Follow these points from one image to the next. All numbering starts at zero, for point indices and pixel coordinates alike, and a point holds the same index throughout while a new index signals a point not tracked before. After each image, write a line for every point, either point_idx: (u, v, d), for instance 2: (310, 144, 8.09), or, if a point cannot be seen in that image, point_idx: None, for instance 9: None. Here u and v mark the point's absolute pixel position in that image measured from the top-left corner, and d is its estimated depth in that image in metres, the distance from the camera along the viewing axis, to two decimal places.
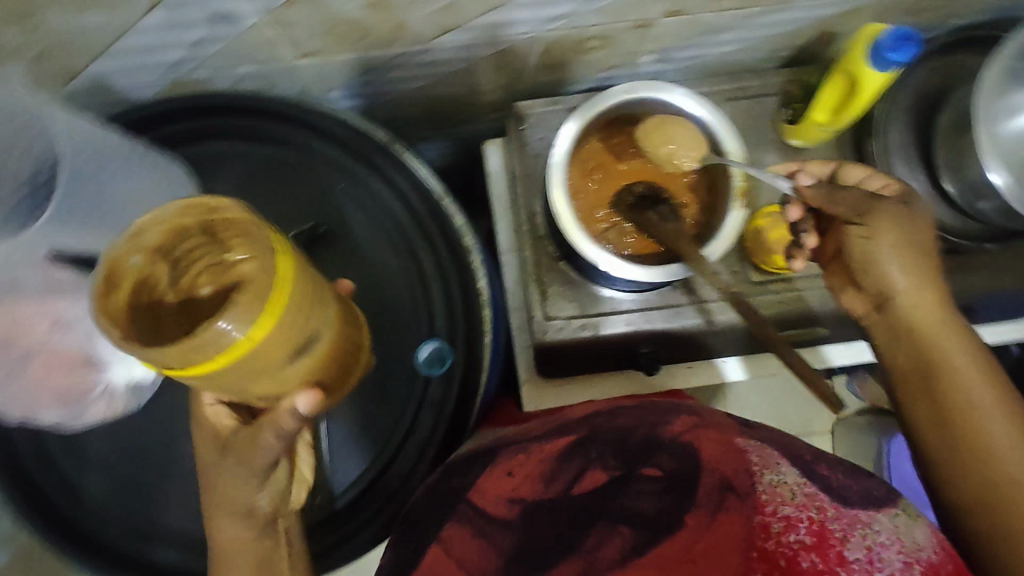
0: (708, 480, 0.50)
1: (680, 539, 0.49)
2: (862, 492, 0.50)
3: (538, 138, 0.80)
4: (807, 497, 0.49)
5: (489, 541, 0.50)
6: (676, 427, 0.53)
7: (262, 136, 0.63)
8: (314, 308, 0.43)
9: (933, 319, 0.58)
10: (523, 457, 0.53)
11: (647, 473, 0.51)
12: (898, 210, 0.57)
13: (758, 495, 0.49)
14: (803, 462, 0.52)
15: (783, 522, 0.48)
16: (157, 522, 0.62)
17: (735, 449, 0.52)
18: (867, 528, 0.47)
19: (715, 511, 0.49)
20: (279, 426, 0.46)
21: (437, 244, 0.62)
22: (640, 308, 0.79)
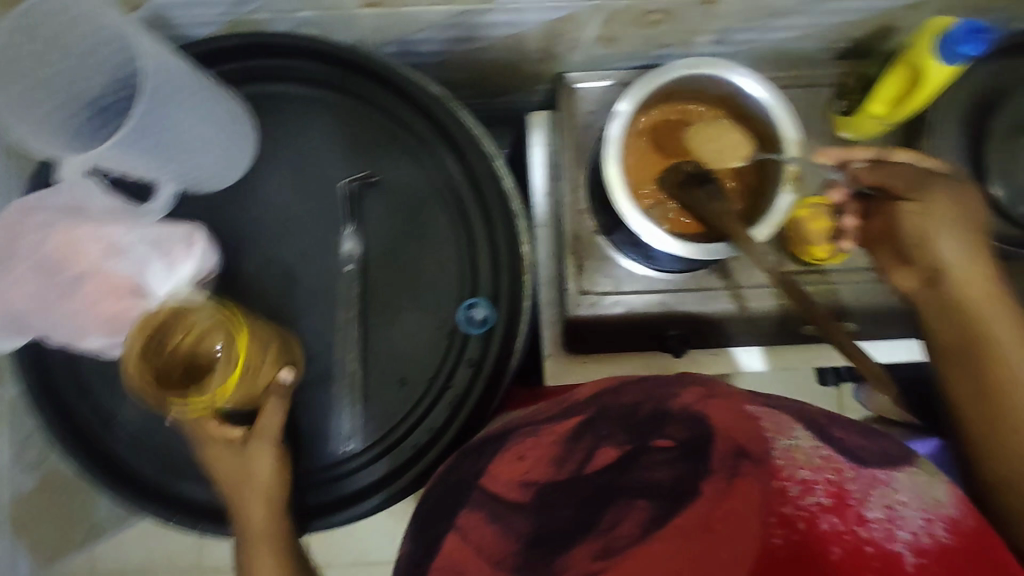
0: (723, 448, 0.44)
1: (700, 507, 0.43)
2: (878, 452, 0.47)
3: (592, 110, 0.85)
4: (825, 460, 0.44)
5: (506, 525, 0.46)
6: (687, 398, 0.49)
7: (325, 82, 0.66)
8: (265, 334, 0.59)
9: (982, 294, 0.56)
10: (533, 439, 0.49)
11: (658, 443, 0.46)
12: (952, 189, 0.59)
13: (775, 459, 0.43)
14: (816, 425, 0.48)
15: (801, 486, 0.42)
16: (189, 457, 0.65)
17: (746, 419, 0.46)
18: (886, 487, 0.43)
19: (732, 477, 0.43)
20: (276, 397, 0.60)
21: (489, 206, 0.65)
22: (674, 290, 0.84)
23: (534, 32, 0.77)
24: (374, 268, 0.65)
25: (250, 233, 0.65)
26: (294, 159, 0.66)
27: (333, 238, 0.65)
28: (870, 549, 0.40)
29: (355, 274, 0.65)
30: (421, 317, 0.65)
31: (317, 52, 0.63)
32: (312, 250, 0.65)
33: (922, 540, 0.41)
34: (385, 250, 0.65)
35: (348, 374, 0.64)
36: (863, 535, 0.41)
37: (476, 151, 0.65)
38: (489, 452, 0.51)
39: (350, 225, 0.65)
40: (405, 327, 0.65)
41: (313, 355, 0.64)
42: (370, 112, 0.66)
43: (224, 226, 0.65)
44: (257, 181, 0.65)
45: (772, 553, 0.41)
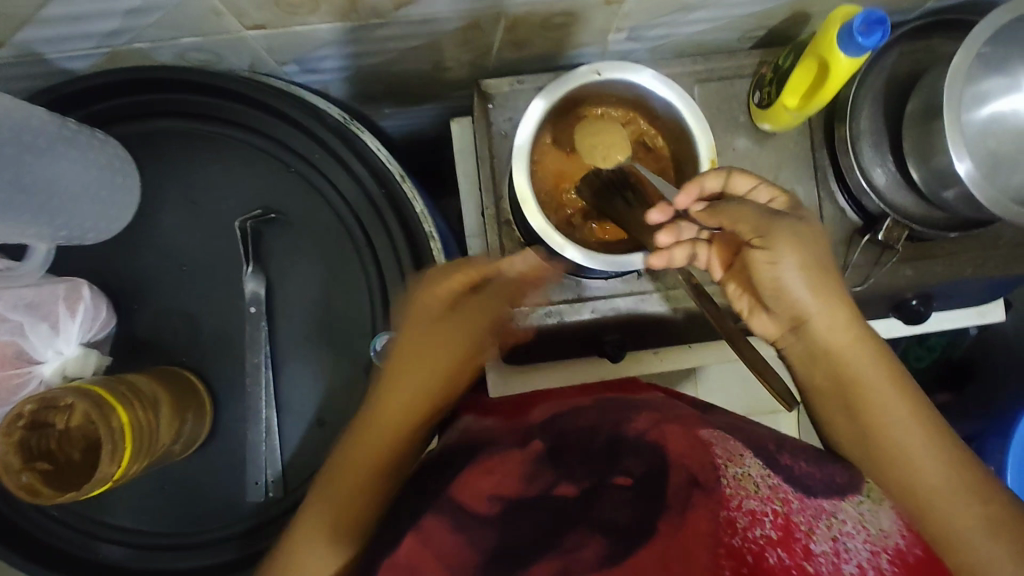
0: (677, 481, 0.49)
1: (655, 545, 0.45)
2: (825, 483, 0.51)
3: (504, 119, 0.79)
4: (770, 491, 0.48)
5: (468, 537, 0.47)
6: (640, 425, 0.57)
7: (211, 114, 0.62)
8: (146, 387, 0.54)
9: (845, 341, 0.58)
10: (495, 457, 0.53)
11: (617, 482, 0.50)
12: (796, 228, 0.56)
13: (724, 489, 0.48)
14: (765, 453, 0.52)
15: (748, 517, 0.47)
16: (103, 518, 0.62)
17: (699, 447, 0.52)
18: (831, 518, 0.47)
19: (684, 510, 0.47)
20: (183, 429, 0.57)
21: (394, 233, 0.63)
22: (606, 294, 0.81)
23: (439, 42, 0.73)
24: (281, 307, 0.63)
25: (152, 281, 0.62)
26: (190, 200, 0.63)
27: (236, 279, 0.63)
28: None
29: (258, 316, 0.61)
30: (336, 352, 0.63)
31: (203, 85, 0.60)
32: (216, 293, 0.63)
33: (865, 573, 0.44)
34: (291, 287, 0.63)
35: (258, 420, 0.61)
36: (808, 568, 0.45)
37: (377, 176, 0.63)
38: (455, 464, 0.53)
39: (250, 265, 0.61)
40: (320, 364, 0.63)
41: (226, 403, 0.62)
42: (262, 143, 0.63)
43: (122, 276, 0.62)
44: (153, 225, 0.63)
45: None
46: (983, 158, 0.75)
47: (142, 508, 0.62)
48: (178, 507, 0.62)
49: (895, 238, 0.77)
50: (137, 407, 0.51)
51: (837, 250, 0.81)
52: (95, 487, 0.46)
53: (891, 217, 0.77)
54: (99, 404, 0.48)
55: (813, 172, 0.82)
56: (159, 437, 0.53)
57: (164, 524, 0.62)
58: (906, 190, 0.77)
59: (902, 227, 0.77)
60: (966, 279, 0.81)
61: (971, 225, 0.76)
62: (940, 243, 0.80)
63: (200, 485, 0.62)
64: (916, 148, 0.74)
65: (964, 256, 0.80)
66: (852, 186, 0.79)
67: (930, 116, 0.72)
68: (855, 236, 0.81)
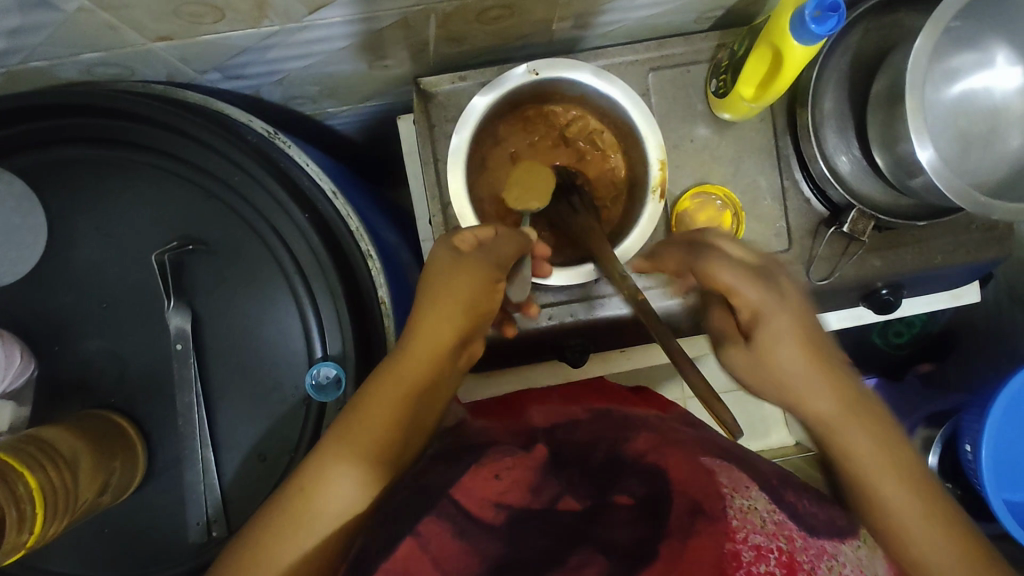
0: (680, 504, 0.44)
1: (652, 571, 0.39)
2: (828, 522, 0.45)
3: (447, 120, 0.74)
4: (776, 527, 0.41)
5: (471, 546, 0.43)
6: (639, 445, 0.56)
7: (117, 137, 0.58)
8: (62, 445, 0.50)
9: (803, 381, 0.50)
10: (511, 462, 0.52)
11: (621, 503, 0.47)
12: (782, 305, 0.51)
13: (730, 520, 0.41)
14: (769, 488, 0.48)
15: (753, 551, 0.39)
16: (44, 566, 0.60)
17: (702, 471, 0.48)
18: (833, 560, 0.40)
19: (687, 538, 0.40)
20: (111, 476, 0.54)
21: (323, 258, 0.59)
22: (563, 300, 0.77)
23: (370, 41, 0.68)
24: (211, 341, 0.60)
25: (70, 322, 0.58)
26: (104, 231, 0.59)
27: (159, 315, 0.59)
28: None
29: (185, 352, 0.58)
30: (273, 384, 0.60)
31: (111, 108, 0.56)
32: (139, 331, 0.59)
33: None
34: (218, 319, 0.59)
35: (194, 459, 0.59)
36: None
37: (305, 196, 0.60)
38: (464, 465, 0.52)
39: (171, 299, 0.58)
40: (256, 398, 0.60)
41: (161, 442, 0.59)
42: (176, 167, 0.58)
43: (36, 316, 0.58)
44: (66, 261, 0.58)
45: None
46: (953, 140, 0.71)
47: (84, 554, 0.60)
48: (119, 551, 0.60)
49: (861, 231, 0.73)
50: (47, 469, 0.48)
51: (803, 242, 0.77)
52: (7, 555, 0.45)
53: (857, 209, 0.72)
54: (0, 474, 0.45)
55: (776, 161, 0.78)
56: (80, 492, 0.51)
57: (106, 569, 0.60)
58: (872, 179, 0.73)
59: (868, 218, 0.73)
60: (938, 266, 0.78)
61: (939, 213, 0.72)
62: (909, 231, 0.77)
63: (142, 527, 0.60)
64: (882, 134, 0.69)
65: (934, 243, 0.77)
66: (815, 176, 0.75)
67: (895, 96, 0.67)
68: (821, 227, 0.77)
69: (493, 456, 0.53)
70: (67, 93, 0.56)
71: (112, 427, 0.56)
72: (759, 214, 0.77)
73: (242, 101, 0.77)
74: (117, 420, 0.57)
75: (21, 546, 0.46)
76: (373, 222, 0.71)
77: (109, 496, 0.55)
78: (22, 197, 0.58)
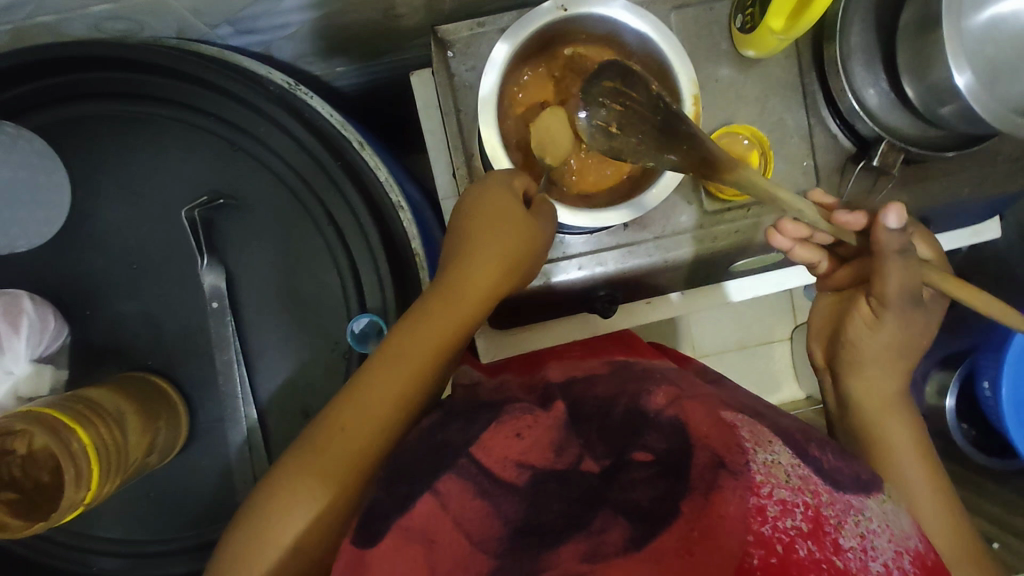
0: (701, 460, 0.45)
1: (677, 528, 0.42)
2: (852, 476, 0.47)
3: (467, 69, 0.72)
4: (801, 481, 0.44)
5: (494, 507, 0.44)
6: (659, 399, 0.53)
7: (138, 91, 0.56)
8: (109, 403, 0.50)
9: (875, 379, 0.61)
10: (530, 420, 0.50)
11: (637, 459, 0.47)
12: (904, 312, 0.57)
13: (754, 474, 0.43)
14: (793, 442, 0.49)
15: (778, 506, 0.42)
16: (91, 533, 0.60)
17: (723, 427, 0.49)
18: (859, 514, 0.43)
19: (710, 492, 0.43)
20: (156, 436, 0.53)
21: (357, 208, 0.58)
22: (591, 250, 0.75)
23: None
24: (246, 298, 0.59)
25: (103, 285, 0.58)
26: (130, 190, 0.58)
27: (193, 274, 0.58)
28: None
29: (222, 311, 0.57)
30: (312, 340, 0.59)
31: (124, 59, 0.54)
32: (173, 291, 0.58)
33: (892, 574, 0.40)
34: (253, 276, 0.59)
35: (237, 416, 0.58)
36: (838, 565, 0.39)
37: (332, 144, 0.58)
38: (483, 421, 0.50)
39: (203, 257, 0.56)
40: (295, 355, 0.59)
41: (202, 403, 0.59)
42: (200, 121, 0.57)
43: (69, 281, 0.57)
44: (97, 223, 0.57)
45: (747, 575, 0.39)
46: (982, 66, 0.68)
47: (131, 519, 0.60)
48: (166, 514, 0.60)
49: (891, 164, 0.72)
50: (98, 425, 0.47)
51: (830, 180, 0.77)
52: (67, 512, 0.44)
53: (887, 140, 0.72)
54: (53, 429, 0.44)
55: (801, 99, 0.77)
56: (129, 451, 0.50)
57: (154, 531, 0.60)
58: (900, 110, 0.71)
59: (898, 150, 0.72)
60: (963, 201, 0.78)
61: (968, 142, 0.71)
62: (937, 164, 0.76)
63: (187, 489, 0.60)
64: (912, 64, 0.67)
65: (961, 176, 0.77)
66: (843, 110, 0.74)
67: (925, 27, 0.65)
68: (849, 163, 0.76)
69: (513, 414, 0.51)
70: (71, 45, 0.52)
71: (153, 388, 0.55)
72: (784, 153, 0.77)
73: (252, 58, 0.74)
74: (158, 382, 0.56)
75: (79, 502, 0.45)
76: (397, 175, 0.69)
77: (153, 457, 0.54)
78: (46, 158, 0.57)
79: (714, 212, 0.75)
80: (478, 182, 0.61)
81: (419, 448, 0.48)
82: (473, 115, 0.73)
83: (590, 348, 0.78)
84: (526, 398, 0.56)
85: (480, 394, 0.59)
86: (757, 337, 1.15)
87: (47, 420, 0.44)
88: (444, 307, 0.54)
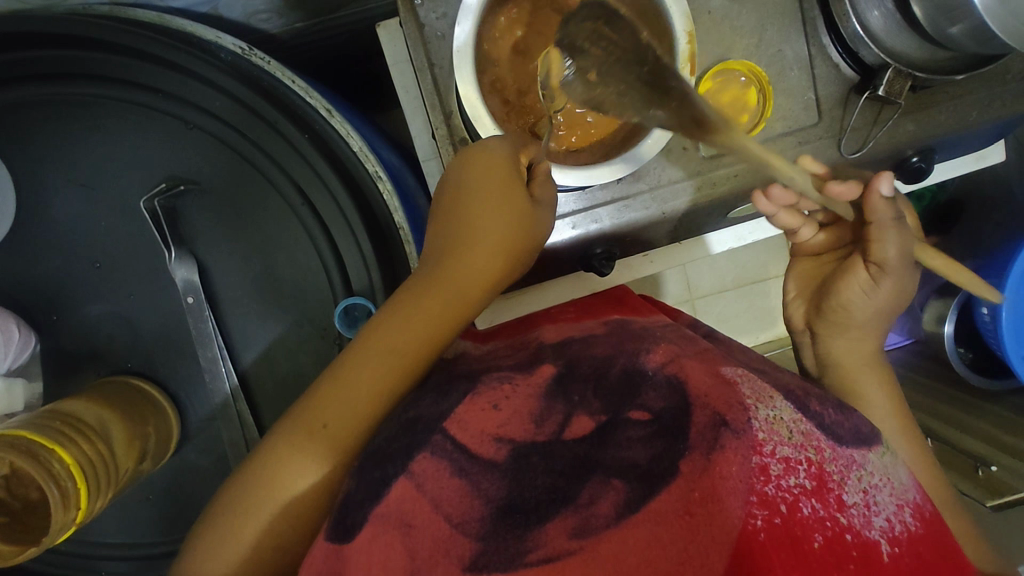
0: (701, 420, 0.40)
1: (675, 490, 0.37)
2: (852, 429, 0.43)
3: (437, 17, 0.66)
4: (803, 437, 0.39)
5: (472, 486, 0.39)
6: (658, 358, 0.48)
7: (77, 69, 0.52)
8: (93, 417, 0.47)
9: (870, 338, 0.60)
10: (509, 390, 0.46)
11: (634, 418, 0.42)
12: (897, 281, 0.58)
13: (756, 432, 0.39)
14: (794, 398, 0.43)
15: (782, 464, 0.38)
16: (91, 536, 0.58)
17: (724, 385, 0.43)
18: (861, 470, 0.40)
19: (712, 452, 0.38)
20: (147, 445, 0.51)
21: (332, 185, 0.53)
22: (583, 208, 0.71)
23: None
24: (223, 290, 0.55)
25: (69, 287, 0.54)
26: (82, 183, 0.53)
27: (163, 269, 0.54)
28: (849, 537, 0.35)
29: (199, 306, 0.54)
30: (300, 326, 0.56)
31: (58, 35, 0.50)
32: (145, 290, 0.54)
33: (894, 527, 0.37)
34: (228, 265, 0.55)
35: (229, 414, 0.55)
36: (843, 522, 0.36)
37: (297, 115, 0.53)
38: (457, 394, 0.45)
39: (171, 251, 0.53)
40: (284, 344, 0.56)
41: (191, 403, 0.56)
42: (150, 100, 0.53)
43: (29, 288, 0.54)
44: (52, 222, 0.53)
45: (750, 537, 0.35)
46: None
47: (131, 519, 0.58)
48: (170, 512, 0.58)
49: (897, 92, 0.67)
50: (81, 443, 0.45)
51: (833, 113, 0.72)
52: (58, 535, 0.42)
53: (894, 67, 0.66)
54: (34, 455, 0.41)
55: (801, 26, 0.71)
56: (118, 464, 0.48)
57: (160, 533, 0.58)
58: (909, 33, 0.66)
59: (904, 77, 0.67)
60: (971, 125, 0.73)
61: (979, 62, 0.65)
62: (945, 88, 0.72)
63: (188, 489, 0.58)
64: None
65: (968, 99, 0.72)
66: (846, 36, 0.68)
67: None
68: (853, 94, 0.72)
69: (491, 384, 0.47)
70: None
71: (138, 394, 0.53)
72: (786, 88, 0.72)
73: (200, 21, 0.67)
74: (145, 386, 0.54)
75: (71, 524, 0.43)
76: (372, 142, 0.64)
77: (146, 465, 0.52)
78: None
79: (710, 158, 0.70)
80: (473, 153, 0.55)
81: (390, 426, 0.44)
82: (448, 69, 0.67)
83: (585, 308, 0.73)
84: (511, 362, 0.53)
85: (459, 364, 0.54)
86: (752, 275, 1.13)
87: (26, 445, 0.42)
88: (446, 299, 0.49)
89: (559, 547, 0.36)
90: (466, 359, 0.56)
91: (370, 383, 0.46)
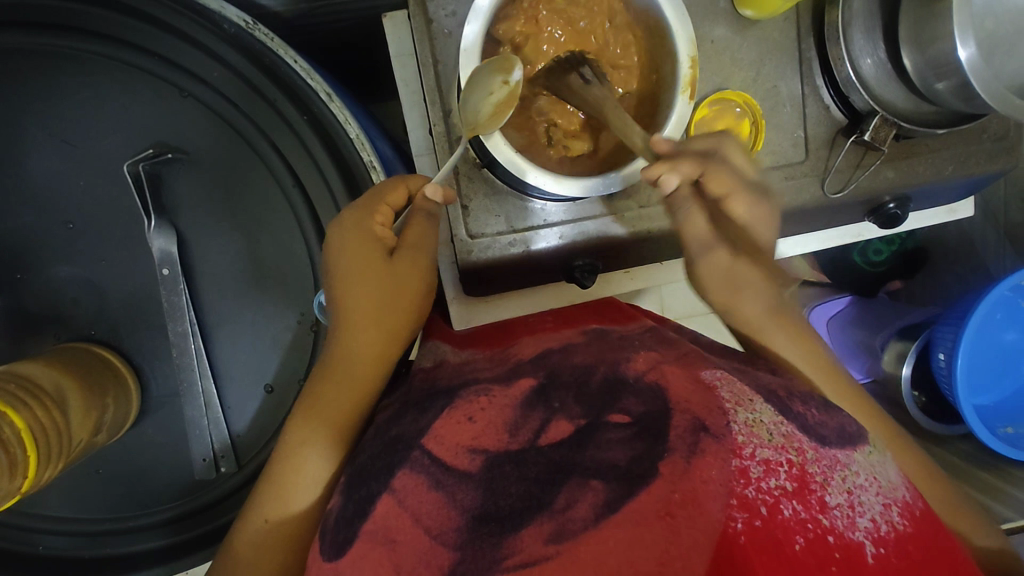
0: (681, 424, 0.40)
1: (657, 488, 0.37)
2: (836, 430, 0.44)
3: (445, 14, 0.66)
4: (785, 439, 0.40)
5: (448, 497, 0.39)
6: (638, 365, 0.49)
7: (66, 21, 0.49)
8: (55, 379, 0.46)
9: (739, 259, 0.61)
10: (485, 403, 0.45)
11: (614, 421, 0.42)
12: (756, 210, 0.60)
13: (736, 436, 0.39)
14: (776, 400, 0.45)
15: (761, 467, 0.38)
16: (35, 506, 0.56)
17: (706, 390, 0.44)
18: (845, 470, 0.41)
19: (692, 456, 0.38)
20: (111, 416, 0.50)
21: (326, 170, 0.53)
22: (572, 219, 0.72)
23: None
24: (201, 266, 0.54)
25: (39, 247, 0.52)
26: (63, 139, 0.51)
27: (140, 236, 0.52)
28: (831, 538, 0.36)
29: (173, 278, 0.52)
30: (275, 310, 0.55)
31: None
32: (116, 254, 0.53)
33: (880, 527, 0.38)
34: (207, 239, 0.54)
35: (194, 394, 0.54)
36: (825, 523, 0.37)
37: (295, 94, 0.52)
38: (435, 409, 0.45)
39: (151, 219, 0.51)
40: (255, 325, 0.55)
41: (155, 378, 0.55)
42: (144, 62, 0.51)
43: None
44: (28, 176, 0.51)
45: (731, 540, 0.35)
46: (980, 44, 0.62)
47: (80, 494, 0.56)
48: (121, 491, 0.56)
49: (881, 139, 0.70)
50: (36, 409, 0.44)
51: (819, 153, 0.74)
52: (3, 502, 0.43)
53: (879, 114, 0.69)
54: None
55: (797, 65, 0.74)
56: (74, 433, 0.47)
57: (107, 509, 0.56)
58: (897, 83, 0.68)
59: (889, 125, 0.70)
60: (946, 179, 0.77)
61: (960, 120, 0.69)
62: (927, 141, 0.75)
63: (143, 466, 0.56)
64: (913, 36, 0.64)
65: (946, 154, 0.75)
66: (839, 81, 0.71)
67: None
68: (840, 136, 0.74)
69: (468, 397, 0.46)
70: None
71: (99, 363, 0.51)
72: (777, 122, 0.74)
73: None
74: (111, 355, 0.52)
75: (16, 492, 0.43)
76: (368, 130, 0.63)
77: (106, 437, 0.51)
78: None
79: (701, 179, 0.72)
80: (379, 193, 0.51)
81: (373, 444, 0.45)
82: (451, 66, 0.67)
83: (565, 318, 0.72)
84: (491, 374, 0.51)
85: (438, 375, 0.54)
86: None
87: None
88: (381, 321, 0.50)
89: (535, 553, 0.35)
90: (447, 367, 0.56)
91: (345, 390, 0.49)
